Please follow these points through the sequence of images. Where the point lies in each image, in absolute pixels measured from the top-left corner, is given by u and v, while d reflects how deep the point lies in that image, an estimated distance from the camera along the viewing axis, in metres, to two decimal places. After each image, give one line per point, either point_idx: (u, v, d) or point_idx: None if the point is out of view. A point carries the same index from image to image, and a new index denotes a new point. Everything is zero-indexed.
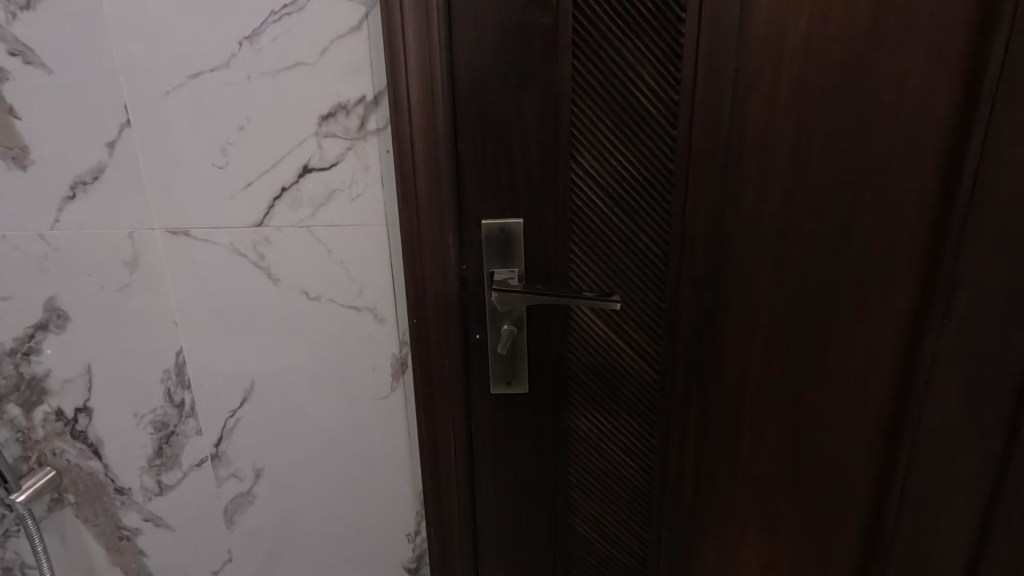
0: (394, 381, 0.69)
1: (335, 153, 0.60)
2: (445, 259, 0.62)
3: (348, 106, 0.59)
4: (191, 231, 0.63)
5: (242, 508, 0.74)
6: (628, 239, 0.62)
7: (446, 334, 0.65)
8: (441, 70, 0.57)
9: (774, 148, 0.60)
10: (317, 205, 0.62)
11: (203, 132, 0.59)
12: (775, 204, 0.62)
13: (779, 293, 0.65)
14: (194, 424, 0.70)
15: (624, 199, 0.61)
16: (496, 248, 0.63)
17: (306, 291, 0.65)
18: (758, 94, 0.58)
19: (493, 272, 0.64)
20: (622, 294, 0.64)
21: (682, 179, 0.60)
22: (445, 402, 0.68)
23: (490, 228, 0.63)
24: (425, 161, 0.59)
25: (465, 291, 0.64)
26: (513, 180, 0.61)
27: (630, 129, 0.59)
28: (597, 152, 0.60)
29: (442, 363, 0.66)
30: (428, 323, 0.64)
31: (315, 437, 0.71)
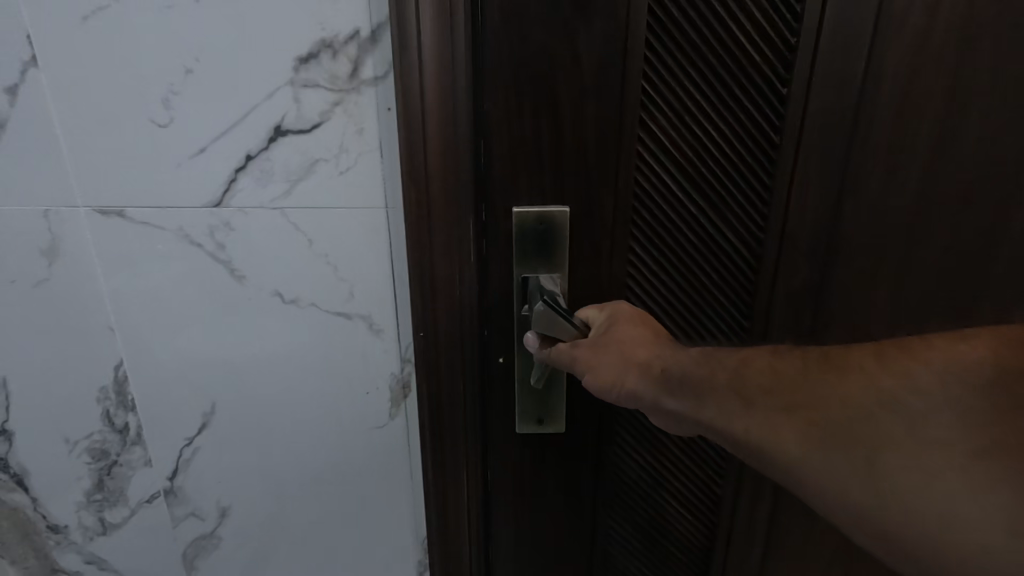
0: (393, 408, 0.54)
1: (317, 110, 0.44)
2: (462, 256, 0.47)
3: (333, 44, 0.43)
4: (126, 212, 0.48)
5: (205, 552, 0.60)
6: (712, 236, 0.49)
7: (460, 350, 0.50)
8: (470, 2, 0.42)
9: (914, 120, 0.45)
10: (292, 181, 0.46)
11: (135, 78, 0.44)
12: (909, 189, 0.47)
13: (896, 312, 0.50)
14: (141, 453, 0.56)
15: (708, 177, 0.47)
16: (531, 245, 0.49)
17: (279, 293, 0.50)
18: (896, 48, 0.44)
19: (534, 277, 0.49)
20: (696, 300, 0.51)
21: (788, 151, 0.47)
22: (457, 437, 0.53)
23: (525, 218, 0.48)
24: (440, 122, 0.43)
25: (486, 295, 0.50)
26: (559, 153, 0.47)
27: (724, 91, 0.45)
28: (679, 121, 0.46)
29: (453, 388, 0.51)
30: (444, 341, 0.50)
31: (294, 472, 0.57)
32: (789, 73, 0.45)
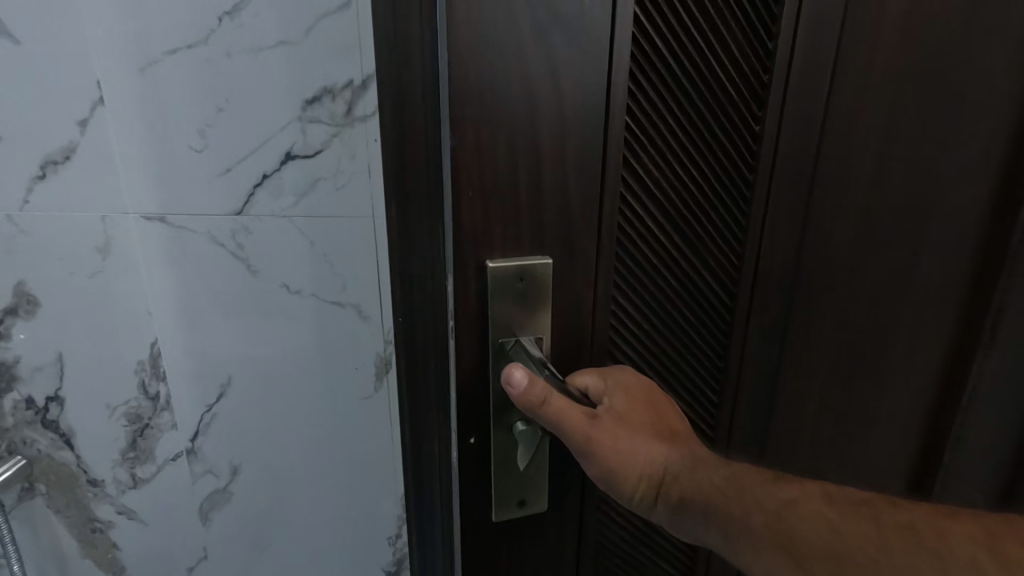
0: (377, 381, 0.66)
1: (319, 140, 0.57)
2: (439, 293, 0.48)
3: (333, 90, 0.55)
4: (167, 218, 0.60)
5: (218, 505, 0.71)
6: (695, 272, 0.52)
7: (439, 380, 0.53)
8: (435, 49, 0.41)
9: (854, 161, 0.53)
10: (299, 195, 0.58)
11: (179, 114, 0.56)
12: (850, 220, 0.55)
13: (842, 325, 0.59)
14: (169, 417, 0.68)
15: (688, 211, 0.50)
16: (513, 307, 0.44)
17: (286, 285, 0.62)
18: (843, 99, 0.51)
19: (519, 342, 0.45)
20: (674, 324, 0.54)
21: (759, 186, 0.52)
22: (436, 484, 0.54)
23: (506, 275, 0.43)
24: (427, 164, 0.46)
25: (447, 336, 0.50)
26: (538, 200, 0.42)
27: (700, 130, 0.49)
28: (663, 161, 0.48)
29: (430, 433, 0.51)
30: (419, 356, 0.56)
31: (294, 436, 0.68)
32: (757, 119, 0.50)
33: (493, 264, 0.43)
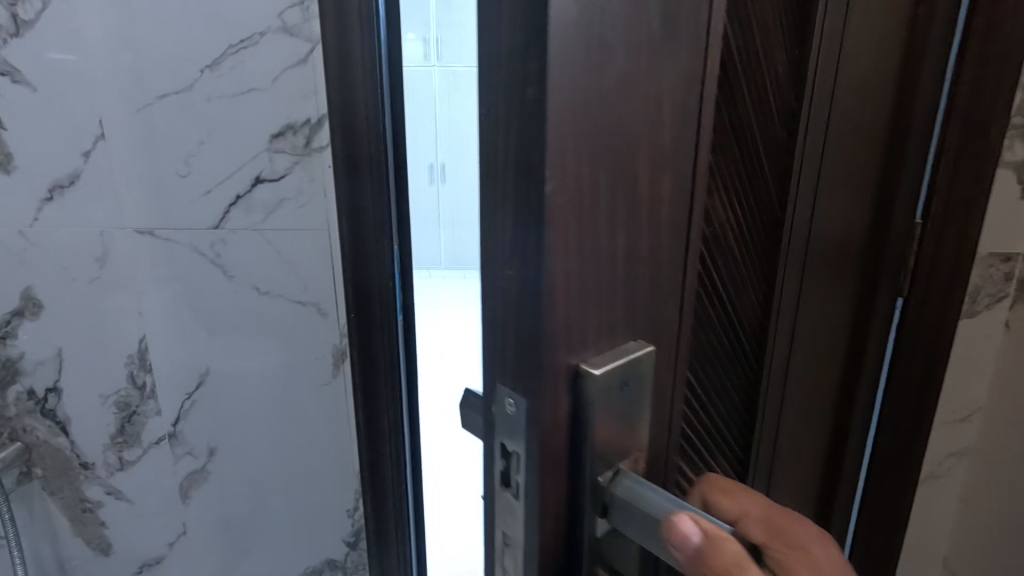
0: (335, 369, 0.77)
1: (283, 167, 0.69)
2: (381, 261, 0.72)
3: (295, 126, 0.68)
4: (156, 232, 0.71)
5: (196, 484, 0.82)
6: (741, 324, 0.45)
7: (381, 330, 0.75)
8: (382, 107, 0.67)
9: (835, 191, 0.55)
10: (267, 212, 0.71)
11: (167, 147, 0.68)
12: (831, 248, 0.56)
13: (822, 352, 0.60)
14: (153, 405, 0.78)
15: (736, 260, 0.42)
16: (614, 427, 0.28)
17: (257, 287, 0.73)
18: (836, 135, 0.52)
19: (619, 473, 0.28)
20: (720, 394, 0.44)
21: (781, 222, 0.49)
22: (382, 385, 0.77)
23: (610, 384, 0.27)
24: (372, 178, 0.69)
25: (379, 283, 0.72)
26: (634, 266, 0.28)
27: (746, 167, 0.41)
28: (721, 206, 0.37)
29: (379, 349, 0.75)
30: (366, 324, 0.74)
31: (263, 418, 0.79)
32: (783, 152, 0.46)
33: (595, 371, 0.26)
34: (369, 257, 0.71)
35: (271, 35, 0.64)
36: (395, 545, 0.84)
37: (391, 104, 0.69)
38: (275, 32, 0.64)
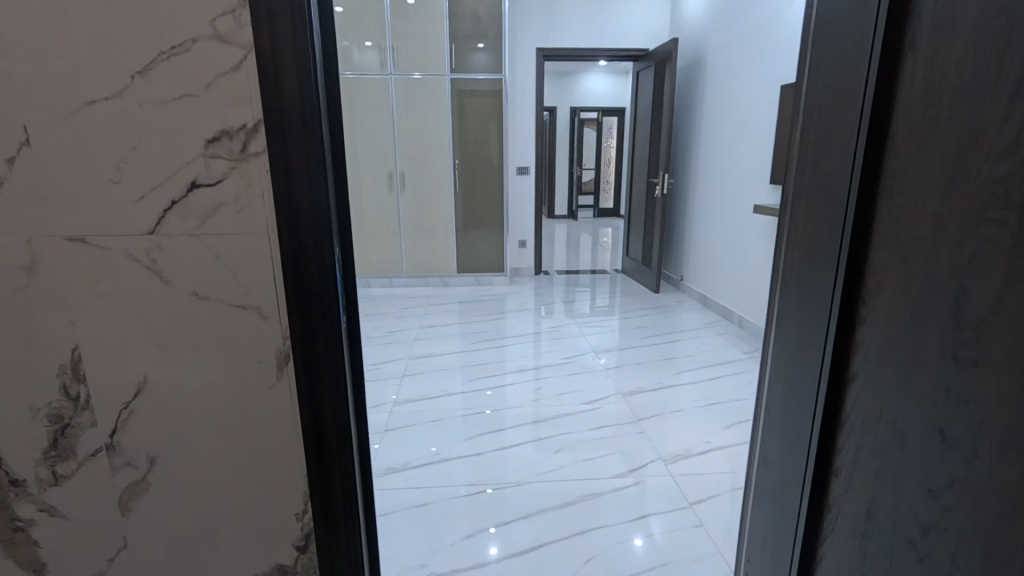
0: (279, 372, 0.77)
1: (221, 172, 0.70)
2: (324, 261, 0.73)
3: (231, 132, 0.68)
4: (87, 239, 0.71)
5: (137, 495, 0.80)
6: None
7: (324, 330, 0.76)
8: (316, 116, 0.69)
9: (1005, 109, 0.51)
10: (205, 216, 0.71)
11: (98, 154, 0.68)
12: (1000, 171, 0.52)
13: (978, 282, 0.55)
14: (89, 416, 0.77)
15: None
16: None
17: (195, 292, 0.73)
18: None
19: None
20: None
21: None
22: (329, 383, 0.78)
23: None
24: (309, 181, 0.70)
25: (320, 282, 0.73)
26: None
27: None
28: None
29: (323, 349, 0.76)
30: (311, 333, 0.75)
31: (207, 424, 0.79)
32: None
33: None
34: (308, 266, 0.72)
35: (203, 42, 0.65)
36: (346, 545, 0.85)
37: (321, 114, 0.71)
38: (207, 39, 0.65)
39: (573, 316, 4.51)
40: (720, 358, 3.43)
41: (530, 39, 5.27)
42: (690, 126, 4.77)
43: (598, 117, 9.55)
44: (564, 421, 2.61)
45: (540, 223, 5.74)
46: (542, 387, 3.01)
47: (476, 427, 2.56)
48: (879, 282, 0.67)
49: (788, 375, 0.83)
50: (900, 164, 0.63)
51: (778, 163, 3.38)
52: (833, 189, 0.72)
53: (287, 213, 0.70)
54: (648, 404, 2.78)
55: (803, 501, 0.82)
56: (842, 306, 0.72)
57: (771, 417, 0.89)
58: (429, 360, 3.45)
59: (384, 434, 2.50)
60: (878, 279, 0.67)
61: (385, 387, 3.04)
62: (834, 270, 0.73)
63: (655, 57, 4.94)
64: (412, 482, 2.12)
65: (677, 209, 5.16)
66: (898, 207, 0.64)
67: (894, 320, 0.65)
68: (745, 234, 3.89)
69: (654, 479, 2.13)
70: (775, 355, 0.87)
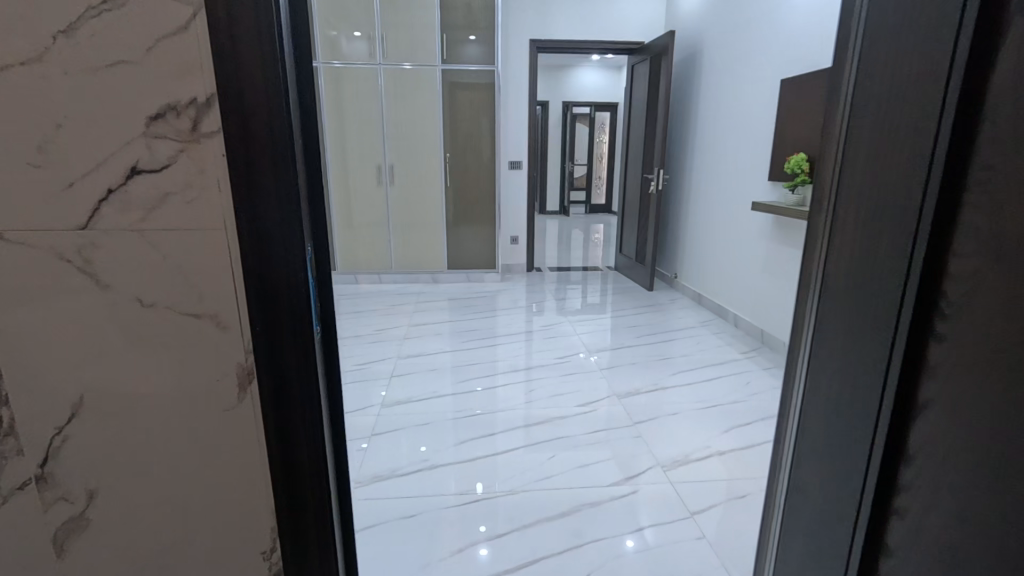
0: (241, 391, 0.66)
1: (167, 156, 0.58)
2: (294, 264, 0.62)
3: (178, 107, 0.57)
4: (6, 234, 0.59)
5: (74, 533, 0.69)
6: None
7: (295, 342, 0.65)
8: (284, 92, 0.58)
9: None
10: (148, 209, 0.59)
11: (15, 131, 0.56)
12: None
13: None
14: (13, 444, 0.65)
15: None
16: None
17: (139, 298, 0.62)
18: None
19: None
20: None
21: None
22: (300, 404, 0.67)
23: None
24: (275, 171, 0.59)
25: (288, 287, 0.63)
26: None
27: None
28: None
29: (294, 364, 0.66)
30: (279, 348, 0.65)
31: (155, 451, 0.67)
32: None
33: None
34: (274, 270, 0.62)
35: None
36: None
37: (290, 90, 0.60)
38: None
39: (566, 314, 4.42)
40: (716, 358, 3.36)
41: (523, 30, 5.15)
42: (686, 121, 4.69)
43: (591, 112, 9.45)
44: (558, 425, 2.52)
45: (532, 219, 5.63)
46: (534, 388, 2.92)
47: (467, 431, 2.45)
48: (971, 298, 0.56)
49: (830, 398, 0.72)
50: (1003, 152, 0.52)
51: (778, 159, 3.31)
52: (902, 177, 0.61)
53: (248, 207, 0.60)
54: (644, 406, 2.70)
55: (854, 542, 0.71)
56: (913, 321, 0.61)
57: (805, 444, 0.78)
58: (419, 360, 3.34)
59: (371, 439, 2.39)
60: (969, 288, 0.56)
61: (372, 389, 2.92)
62: (902, 278, 0.61)
63: (650, 50, 4.85)
64: (400, 491, 2.01)
65: (671, 206, 5.09)
66: (999, 198, 0.53)
67: (990, 340, 0.54)
68: (742, 232, 3.83)
69: (653, 487, 2.05)
70: (811, 373, 0.75)
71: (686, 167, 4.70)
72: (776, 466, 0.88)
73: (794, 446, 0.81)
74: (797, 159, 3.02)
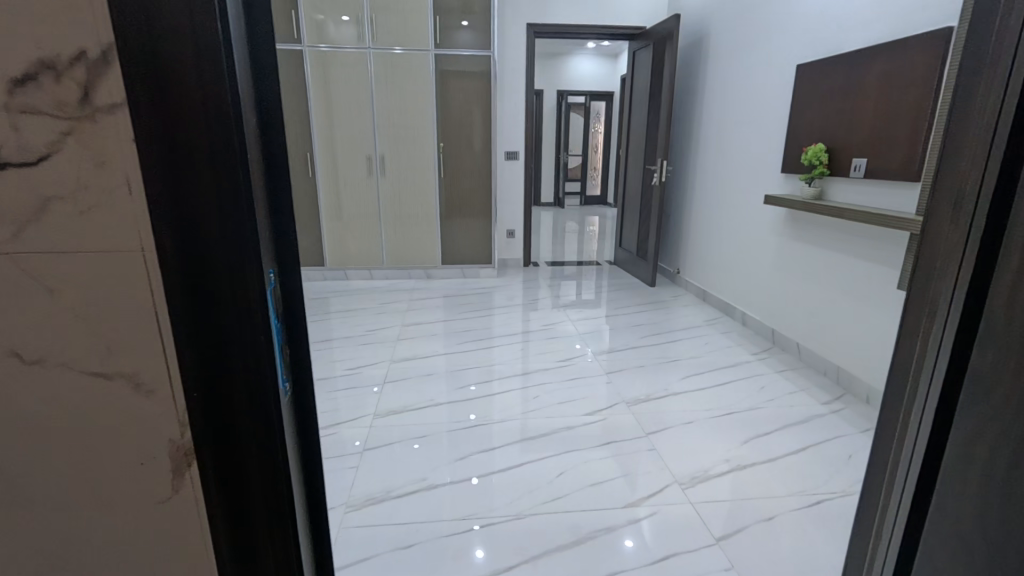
0: (178, 479, 0.47)
1: (45, 141, 0.38)
2: (249, 303, 0.43)
3: (59, 67, 0.37)
4: None
5: None
6: None
7: (253, 414, 0.46)
8: (227, 53, 0.38)
9: None
10: (22, 223, 0.40)
11: None
12: None
13: None
14: None
15: None
16: None
17: (18, 352, 0.43)
18: None
19: None
20: None
21: None
22: (266, 494, 0.48)
23: None
24: (214, 169, 0.39)
25: (240, 337, 0.43)
26: None
27: None
28: None
29: (253, 442, 0.46)
30: (234, 420, 0.46)
31: (58, 556, 0.49)
32: None
33: None
34: (223, 313, 0.42)
35: None
36: None
37: (239, 51, 0.40)
38: None
39: (565, 312, 4.24)
40: (726, 360, 3.20)
41: (519, 14, 4.90)
42: (691, 111, 4.50)
43: (586, 100, 9.20)
44: (565, 437, 2.35)
45: (529, 212, 5.43)
46: (536, 395, 2.74)
47: (466, 446, 2.27)
48: None
49: (986, 477, 0.54)
50: None
51: (793, 150, 3.13)
52: None
53: (183, 220, 0.40)
54: (654, 414, 2.54)
55: None
56: None
57: (932, 518, 0.60)
58: (413, 364, 3.15)
59: (362, 455, 2.20)
60: None
61: (362, 397, 2.73)
62: None
63: (653, 36, 4.64)
64: (396, 516, 1.84)
65: (673, 199, 4.91)
66: None
67: None
68: (752, 227, 3.65)
69: (673, 509, 1.89)
70: (955, 442, 0.57)
71: (690, 159, 4.52)
72: (879, 538, 0.71)
73: (913, 525, 0.63)
74: (815, 150, 2.83)
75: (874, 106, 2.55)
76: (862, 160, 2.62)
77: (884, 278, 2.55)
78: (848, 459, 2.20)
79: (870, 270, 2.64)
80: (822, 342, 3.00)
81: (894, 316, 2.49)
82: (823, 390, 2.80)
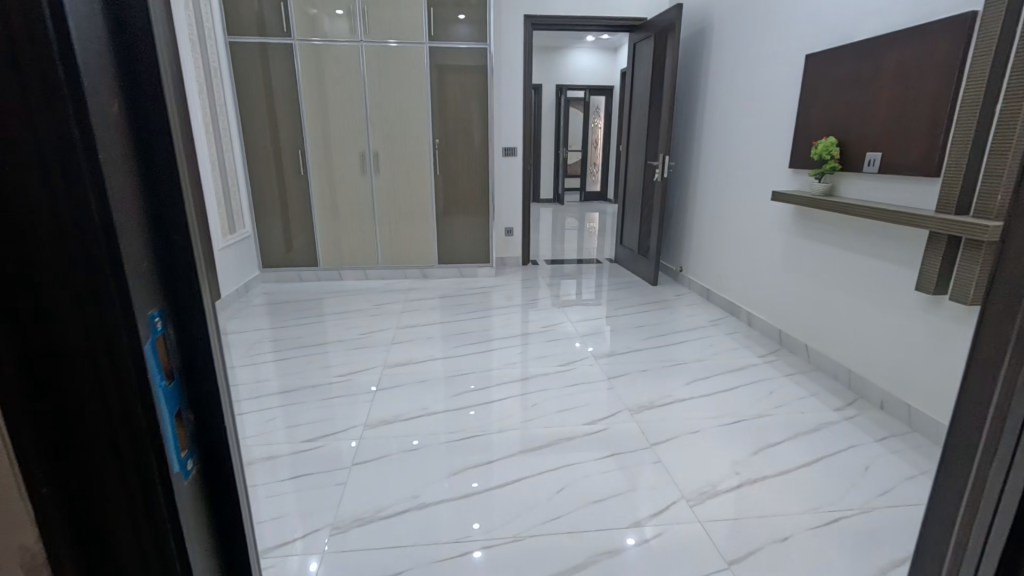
0: (42, 550, 0.39)
1: None
2: (116, 342, 0.35)
3: None
4: None
5: None
6: None
7: (129, 477, 0.37)
8: (73, 37, 0.31)
9: None
10: None
11: None
12: None
13: None
14: None
15: None
16: None
17: None
18: None
19: None
20: None
21: None
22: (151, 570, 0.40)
23: None
24: (60, 177, 0.32)
25: (107, 385, 0.35)
26: None
27: None
28: None
29: (132, 509, 0.38)
30: (99, 488, 0.38)
31: None
32: None
33: None
34: (73, 362, 0.35)
35: None
36: None
37: (100, 38, 0.33)
38: None
39: (565, 312, 4.11)
40: (732, 363, 3.08)
41: (517, 5, 4.75)
42: (694, 104, 4.36)
43: (586, 95, 9.04)
44: (565, 448, 2.23)
45: (527, 209, 5.30)
46: (535, 402, 2.62)
47: (461, 459, 2.15)
48: None
49: None
50: None
51: (802, 144, 3.00)
52: None
53: (15, 250, 0.33)
54: (659, 423, 2.42)
55: None
56: None
57: None
58: (407, 370, 3.03)
59: (351, 471, 2.09)
60: None
61: (353, 406, 2.61)
62: None
63: (654, 27, 4.50)
64: (386, 539, 1.73)
65: (676, 195, 4.78)
66: None
67: None
68: (758, 224, 3.52)
69: (680, 528, 1.77)
70: None
71: (694, 155, 4.39)
72: None
73: None
74: (825, 144, 2.70)
75: (889, 97, 2.42)
76: (876, 155, 2.49)
77: (899, 278, 2.42)
78: (864, 471, 2.08)
79: (883, 269, 2.51)
80: (832, 344, 2.88)
81: (911, 318, 2.37)
82: (835, 395, 2.68)
